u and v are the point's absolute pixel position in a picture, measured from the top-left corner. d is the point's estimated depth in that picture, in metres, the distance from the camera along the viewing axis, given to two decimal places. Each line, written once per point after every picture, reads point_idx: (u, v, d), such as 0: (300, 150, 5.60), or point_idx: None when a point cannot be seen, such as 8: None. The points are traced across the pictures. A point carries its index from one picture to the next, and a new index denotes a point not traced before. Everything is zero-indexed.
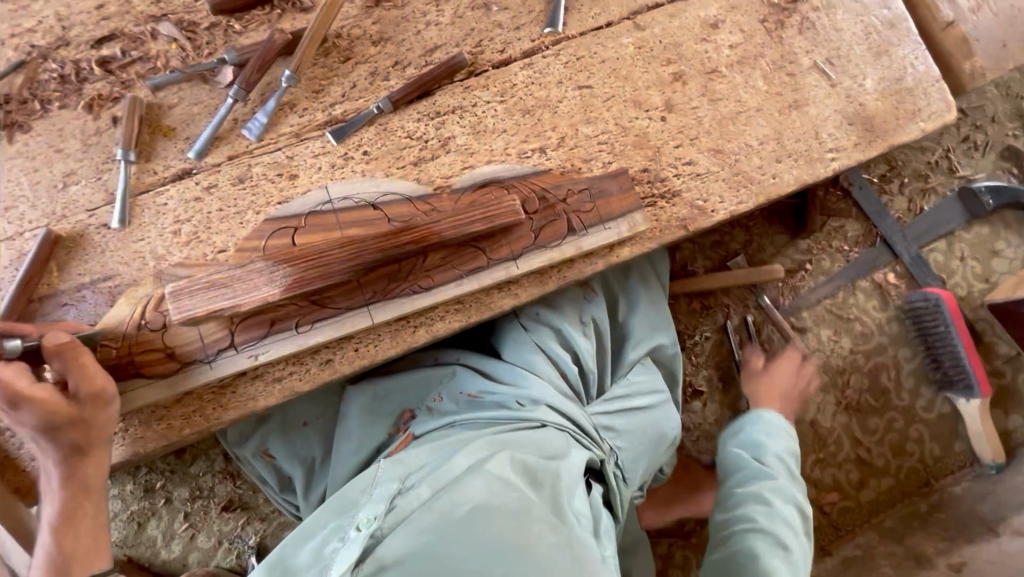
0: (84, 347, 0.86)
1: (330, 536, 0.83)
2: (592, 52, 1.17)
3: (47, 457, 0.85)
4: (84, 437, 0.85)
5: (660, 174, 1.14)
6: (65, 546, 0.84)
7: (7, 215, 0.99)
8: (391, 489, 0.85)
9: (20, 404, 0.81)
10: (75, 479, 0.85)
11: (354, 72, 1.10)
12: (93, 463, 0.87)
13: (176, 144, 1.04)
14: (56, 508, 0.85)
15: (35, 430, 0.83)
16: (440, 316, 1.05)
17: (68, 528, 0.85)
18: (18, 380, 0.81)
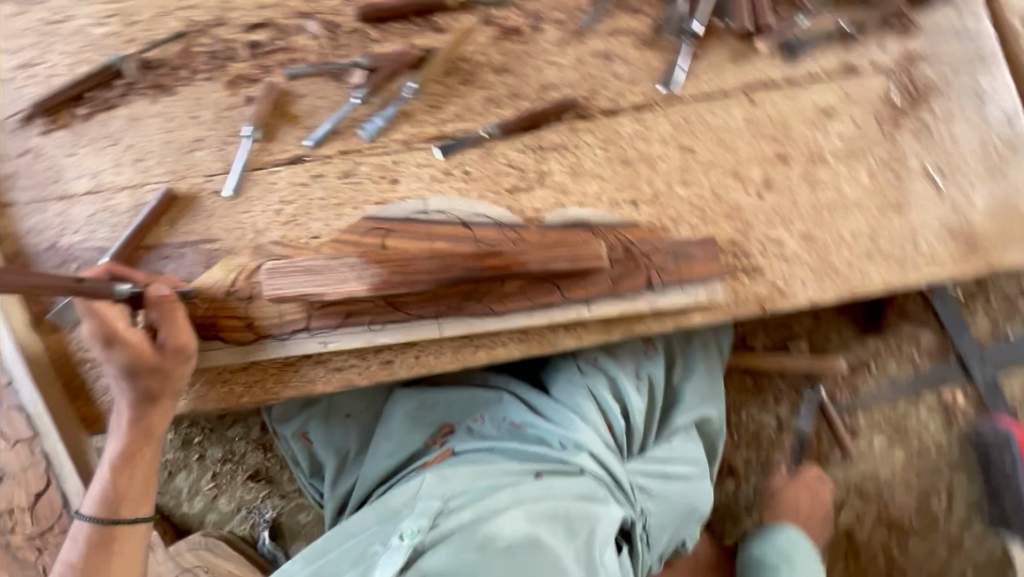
0: (180, 303, 0.92)
1: (376, 539, 0.95)
2: (701, 117, 1.19)
3: (123, 397, 0.91)
4: (159, 387, 0.90)
5: (745, 248, 1.14)
6: (121, 483, 0.90)
7: (137, 166, 1.08)
8: (434, 506, 0.96)
9: (114, 344, 0.87)
10: (143, 424, 0.91)
11: (471, 95, 1.15)
12: (160, 412, 0.92)
13: (297, 130, 1.11)
14: (119, 447, 0.91)
15: (119, 369, 0.89)
16: (503, 342, 1.06)
17: (127, 467, 0.90)
18: (117, 321, 0.87)
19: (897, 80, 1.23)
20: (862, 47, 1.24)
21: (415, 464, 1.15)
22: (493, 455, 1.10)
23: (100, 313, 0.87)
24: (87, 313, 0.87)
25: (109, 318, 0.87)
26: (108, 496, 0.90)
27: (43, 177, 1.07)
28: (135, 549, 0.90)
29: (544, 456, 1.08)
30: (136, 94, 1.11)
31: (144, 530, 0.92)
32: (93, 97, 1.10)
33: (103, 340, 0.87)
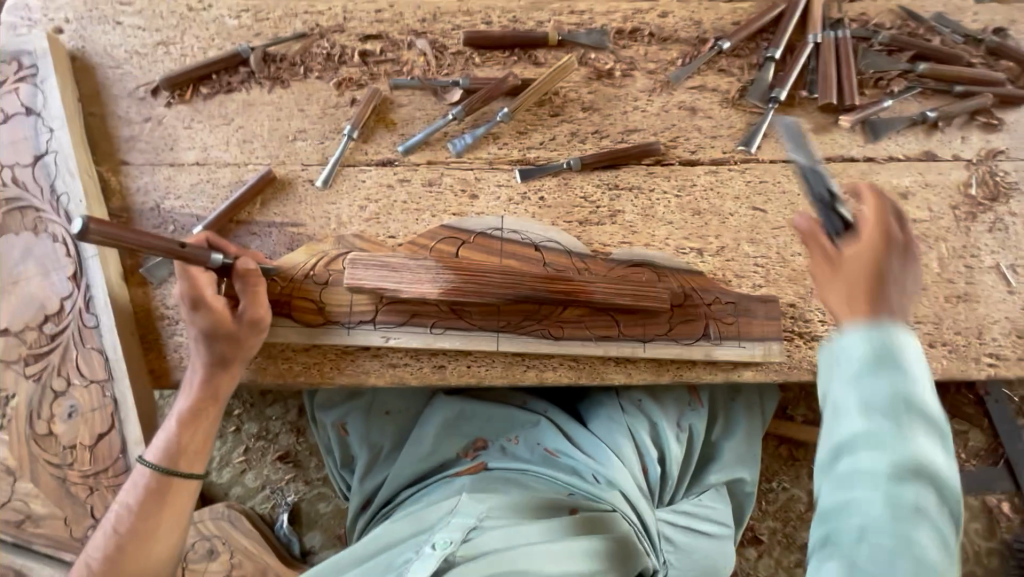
0: (264, 279, 0.98)
1: (406, 549, 0.94)
2: (776, 180, 1.21)
3: (197, 358, 0.97)
4: (232, 352, 0.96)
5: (805, 314, 1.14)
6: (181, 439, 0.94)
7: (242, 146, 1.16)
8: (470, 522, 0.95)
9: (200, 308, 0.93)
10: (211, 385, 0.97)
11: (558, 127, 1.21)
12: (228, 377, 0.98)
13: (392, 136, 1.19)
14: (187, 404, 0.96)
15: (200, 332, 0.94)
16: (552, 366, 1.08)
17: (191, 425, 0.95)
18: (206, 286, 0.93)
19: (978, 172, 1.24)
20: (945, 136, 1.26)
21: (444, 472, 1.16)
22: (524, 478, 1.11)
23: (191, 276, 0.92)
24: (180, 275, 0.93)
25: (199, 283, 0.93)
26: (169, 449, 0.93)
27: (158, 143, 1.16)
28: (183, 506, 0.93)
29: (576, 486, 1.08)
30: (254, 82, 1.20)
31: (193, 489, 0.95)
32: (216, 79, 1.20)
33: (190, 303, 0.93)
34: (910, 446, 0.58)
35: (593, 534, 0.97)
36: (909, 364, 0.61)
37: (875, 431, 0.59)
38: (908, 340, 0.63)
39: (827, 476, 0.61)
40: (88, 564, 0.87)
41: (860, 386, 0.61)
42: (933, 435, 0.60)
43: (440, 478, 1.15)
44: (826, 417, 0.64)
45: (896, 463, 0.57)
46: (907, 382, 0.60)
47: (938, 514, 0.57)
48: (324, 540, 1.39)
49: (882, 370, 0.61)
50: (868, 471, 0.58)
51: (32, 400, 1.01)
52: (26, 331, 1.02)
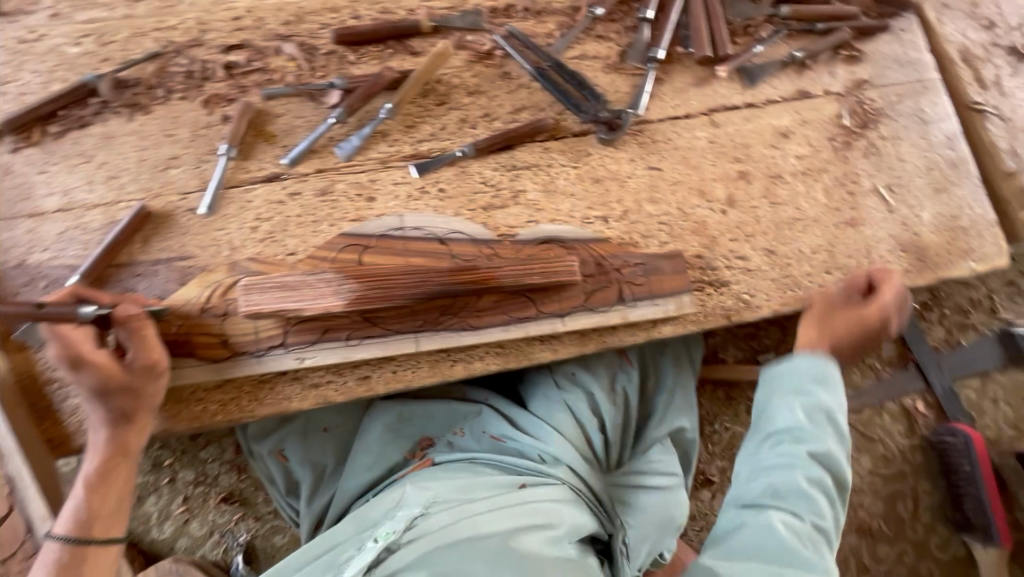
0: (151, 323, 0.93)
1: (349, 544, 0.95)
2: (667, 137, 1.24)
3: (95, 418, 0.91)
4: (132, 405, 0.91)
5: (711, 262, 1.19)
6: (94, 505, 0.89)
7: (110, 183, 1.08)
8: (414, 511, 0.97)
9: (82, 366, 0.86)
10: (117, 442, 0.91)
11: (447, 116, 1.19)
12: (135, 430, 0.92)
13: (273, 149, 1.13)
14: (93, 466, 0.90)
15: (90, 390, 0.88)
16: (479, 356, 1.08)
17: (101, 488, 0.89)
18: (86, 343, 0.87)
19: (847, 103, 1.31)
20: (814, 73, 1.32)
21: (393, 477, 1.15)
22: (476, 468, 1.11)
23: (65, 336, 0.86)
24: (52, 335, 0.87)
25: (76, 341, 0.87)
26: (80, 519, 0.88)
27: (11, 195, 1.06)
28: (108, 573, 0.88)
29: (526, 468, 1.10)
30: (110, 113, 1.11)
31: (116, 554, 0.90)
32: (65, 114, 1.10)
33: (69, 363, 0.87)
34: (821, 439, 0.95)
35: (538, 501, 1.01)
36: (823, 389, 1.00)
37: (799, 428, 0.97)
38: (793, 368, 1.02)
39: (763, 452, 0.98)
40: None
41: (800, 408, 0.98)
42: (840, 421, 0.98)
43: (389, 482, 1.13)
44: (765, 423, 1.01)
45: (808, 439, 0.96)
46: (832, 401, 0.99)
47: (828, 484, 0.93)
48: None
49: (815, 403, 0.99)
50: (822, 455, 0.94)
51: None
52: None
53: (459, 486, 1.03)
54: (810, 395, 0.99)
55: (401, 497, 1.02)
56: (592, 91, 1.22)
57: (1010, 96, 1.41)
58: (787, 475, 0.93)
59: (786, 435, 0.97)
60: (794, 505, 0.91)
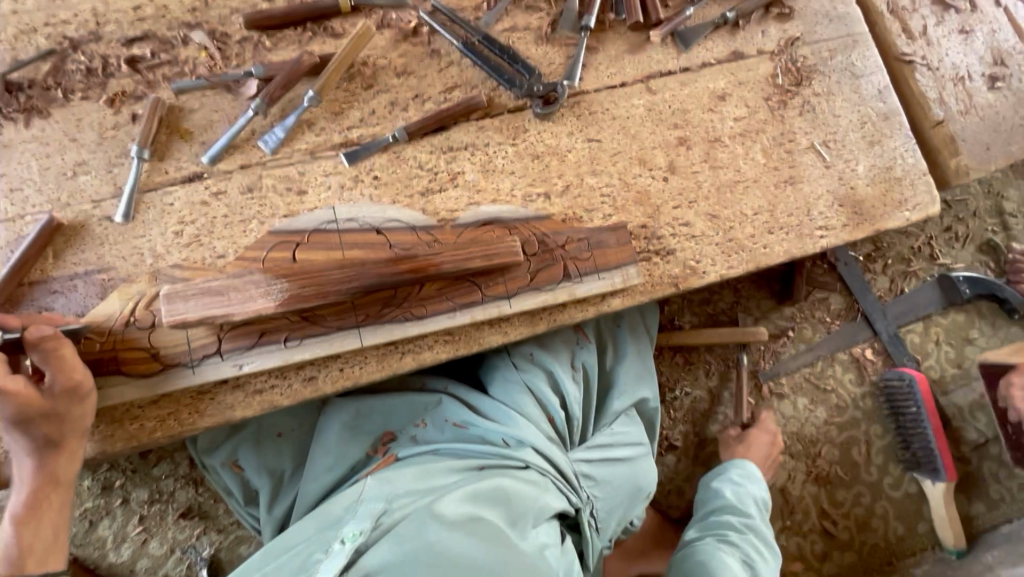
0: (69, 342, 0.86)
1: (313, 547, 0.90)
2: (605, 107, 1.22)
3: (19, 448, 0.86)
4: (57, 431, 0.85)
5: (656, 231, 1.19)
6: (25, 540, 0.85)
7: (13, 196, 1.00)
8: (378, 508, 0.95)
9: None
10: (43, 472, 0.86)
11: (375, 99, 1.14)
12: (65, 458, 0.87)
13: (191, 147, 1.06)
14: (19, 500, 0.86)
15: (6, 420, 0.83)
16: (428, 346, 1.06)
17: (31, 521, 0.86)
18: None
19: (781, 62, 1.31)
20: (747, 33, 1.32)
21: (356, 476, 1.13)
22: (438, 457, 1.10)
23: None
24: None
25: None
26: (9, 556, 0.83)
27: None
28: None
29: (487, 454, 1.10)
30: (4, 120, 1.03)
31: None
32: None
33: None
34: (742, 500, 1.29)
35: (500, 482, 1.02)
36: (755, 492, 1.32)
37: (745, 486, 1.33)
38: (734, 469, 1.38)
39: (703, 530, 1.24)
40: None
41: (736, 495, 1.31)
42: (763, 500, 1.31)
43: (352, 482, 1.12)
44: (714, 495, 1.33)
45: (746, 501, 1.28)
46: (757, 488, 1.33)
47: (756, 546, 1.18)
48: None
49: (749, 497, 1.30)
50: (749, 519, 1.24)
51: None
52: None
53: (420, 477, 1.02)
54: (741, 486, 1.32)
55: (361, 495, 0.99)
56: (525, 65, 1.18)
57: (937, 46, 1.44)
58: (718, 530, 1.21)
59: (726, 513, 1.27)
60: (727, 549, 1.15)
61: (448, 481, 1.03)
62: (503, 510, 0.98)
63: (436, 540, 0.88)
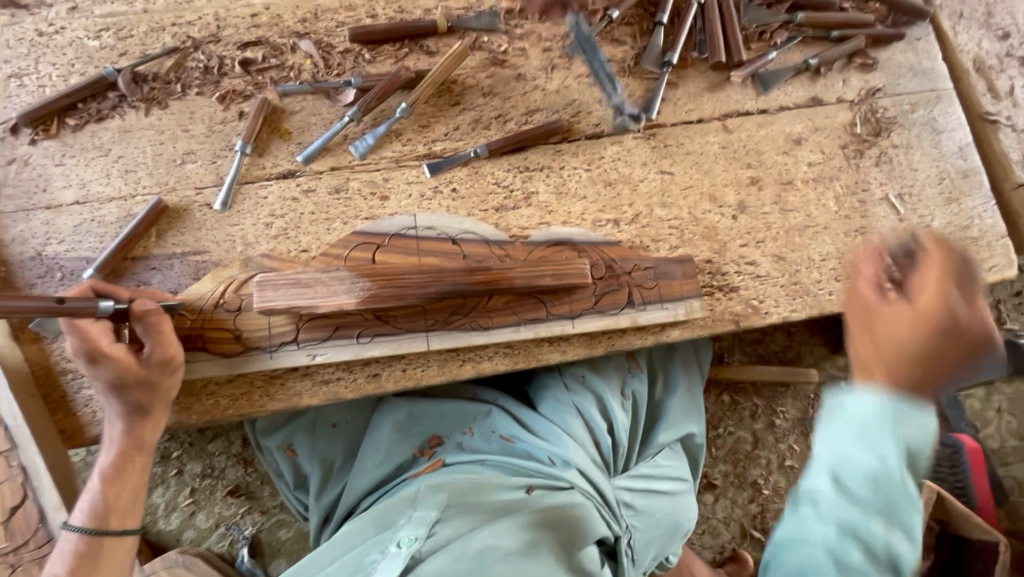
0: (167, 317, 0.93)
1: (367, 551, 0.93)
2: (679, 142, 1.25)
3: (113, 411, 0.93)
4: (149, 399, 0.92)
5: (721, 268, 1.20)
6: (109, 497, 0.91)
7: (126, 177, 1.08)
8: (430, 517, 0.95)
9: (98, 360, 0.88)
10: (131, 436, 0.93)
11: (461, 116, 1.20)
12: (150, 424, 0.94)
13: (288, 146, 1.14)
14: (108, 459, 0.93)
15: (106, 384, 0.90)
16: (488, 356, 1.09)
17: (116, 480, 0.92)
18: (102, 338, 0.88)
19: (860, 112, 1.31)
20: (828, 80, 1.32)
21: (404, 475, 1.15)
22: (486, 467, 1.12)
23: (84, 331, 0.87)
24: (70, 329, 0.88)
25: (91, 335, 0.88)
26: (96, 510, 0.91)
27: (28, 187, 1.07)
28: (122, 562, 0.92)
29: (534, 469, 1.11)
30: (127, 107, 1.12)
31: (130, 544, 0.93)
32: (82, 107, 1.11)
33: (86, 357, 0.88)
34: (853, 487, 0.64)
35: (548, 505, 1.02)
36: (852, 449, 0.64)
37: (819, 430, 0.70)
38: (844, 410, 0.67)
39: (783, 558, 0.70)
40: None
41: (867, 468, 0.63)
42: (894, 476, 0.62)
43: (399, 482, 1.13)
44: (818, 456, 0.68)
45: (858, 468, 0.64)
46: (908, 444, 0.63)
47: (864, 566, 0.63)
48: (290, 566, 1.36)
49: (870, 470, 0.63)
50: (907, 508, 0.63)
51: None
52: None
53: (469, 487, 1.03)
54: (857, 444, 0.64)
55: (413, 500, 1.01)
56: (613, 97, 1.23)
57: None
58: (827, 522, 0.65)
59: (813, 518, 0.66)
60: None
61: (498, 496, 1.03)
62: (553, 534, 0.98)
63: (486, 564, 0.89)
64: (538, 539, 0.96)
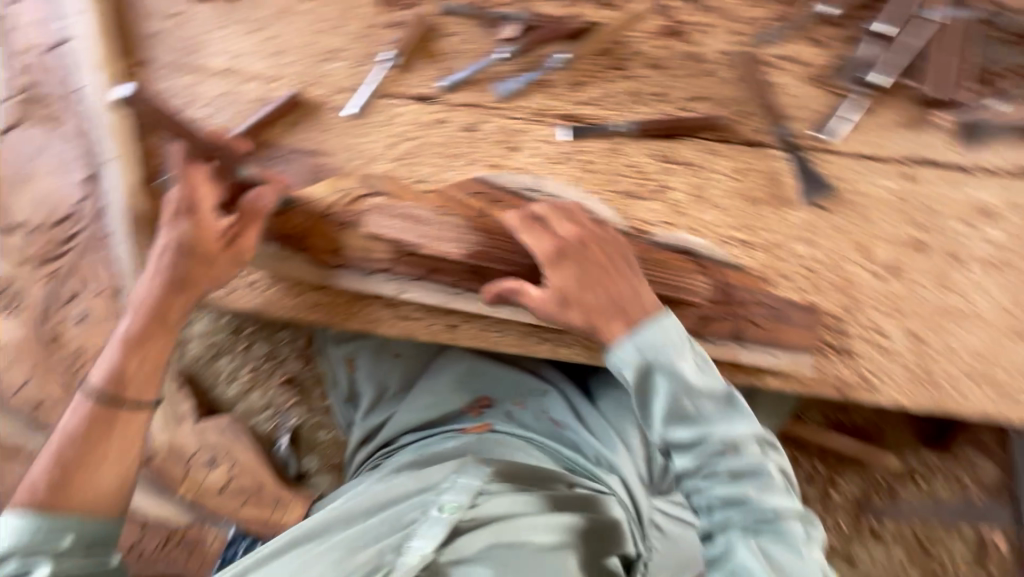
0: (257, 218, 0.94)
1: (413, 509, 0.91)
2: (847, 177, 1.10)
3: (160, 273, 0.91)
4: (200, 278, 0.92)
5: (845, 328, 1.06)
6: (129, 364, 0.88)
7: (274, 58, 1.07)
8: (476, 486, 0.92)
9: (182, 215, 0.89)
10: (159, 308, 0.91)
11: (617, 83, 1.10)
12: (184, 303, 0.93)
13: (434, 70, 1.08)
14: (135, 323, 0.90)
15: (174, 242, 0.90)
16: (566, 344, 1.04)
17: (136, 349, 0.90)
18: (203, 196, 0.90)
19: None
20: None
21: (449, 425, 1.17)
22: (531, 448, 1.11)
23: (196, 185, 0.89)
24: (180, 176, 0.90)
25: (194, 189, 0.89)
26: (116, 374, 0.88)
27: (182, 43, 1.07)
28: (137, 431, 0.88)
29: (574, 463, 1.11)
30: None
31: (144, 419, 0.89)
32: None
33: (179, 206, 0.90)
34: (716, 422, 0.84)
35: (595, 509, 0.97)
36: (668, 411, 0.85)
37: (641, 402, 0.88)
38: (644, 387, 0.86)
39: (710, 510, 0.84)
40: (33, 491, 0.80)
41: (688, 414, 0.85)
42: (713, 393, 0.85)
43: (444, 432, 1.15)
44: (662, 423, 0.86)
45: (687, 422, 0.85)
46: (714, 380, 0.86)
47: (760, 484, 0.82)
48: (321, 465, 1.42)
49: (681, 413, 0.85)
50: (731, 405, 0.86)
51: (43, 302, 1.00)
52: (40, 229, 0.99)
53: (517, 468, 0.98)
54: (693, 368, 0.86)
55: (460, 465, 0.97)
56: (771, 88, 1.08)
57: None
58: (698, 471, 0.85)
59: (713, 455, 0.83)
60: (741, 511, 0.82)
61: (539, 484, 0.98)
62: (591, 542, 0.93)
63: (528, 549, 0.88)
64: (579, 542, 0.91)
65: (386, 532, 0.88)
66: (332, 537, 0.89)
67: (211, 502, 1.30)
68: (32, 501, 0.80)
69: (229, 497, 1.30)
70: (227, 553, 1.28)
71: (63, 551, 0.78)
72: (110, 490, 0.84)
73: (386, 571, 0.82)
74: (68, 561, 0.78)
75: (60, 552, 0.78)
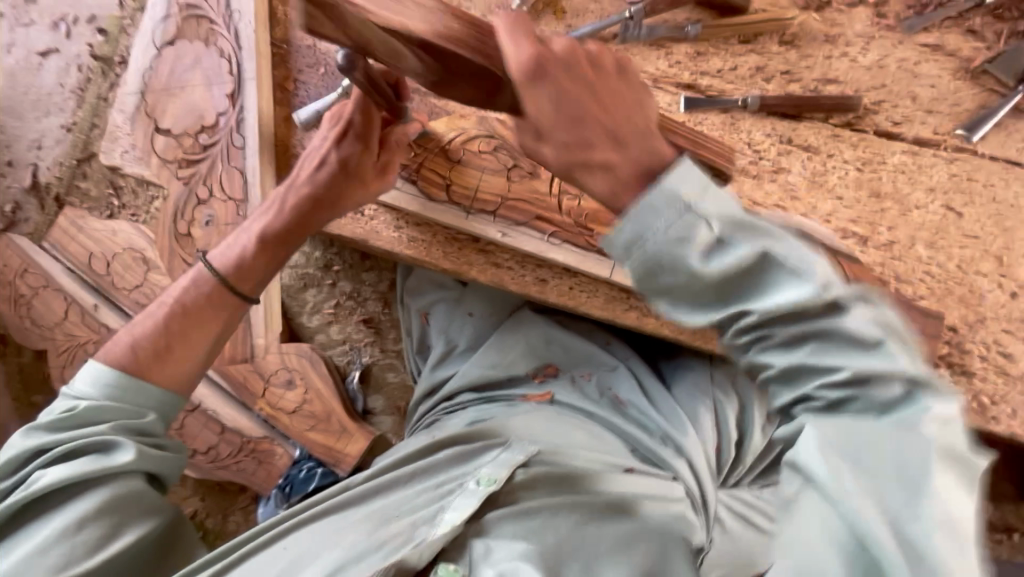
0: (400, 151, 1.00)
1: (450, 481, 0.84)
2: (988, 182, 1.00)
3: (308, 183, 0.97)
4: (341, 193, 0.97)
5: (963, 344, 0.98)
6: (252, 257, 0.95)
7: None
8: (518, 458, 0.84)
9: (351, 137, 0.95)
10: (303, 215, 0.97)
11: (745, 58, 1.05)
12: (325, 211, 0.98)
13: (558, 25, 1.08)
14: (267, 230, 0.97)
15: (337, 159, 0.95)
16: (656, 315, 1.02)
17: (271, 246, 0.96)
18: (374, 123, 0.96)
19: None
20: None
21: (511, 387, 1.12)
22: (591, 423, 1.02)
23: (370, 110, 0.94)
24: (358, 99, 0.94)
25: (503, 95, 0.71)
26: (240, 264, 0.95)
27: None
28: (228, 320, 0.94)
29: (640, 444, 1.00)
30: None
31: (240, 310, 0.96)
32: None
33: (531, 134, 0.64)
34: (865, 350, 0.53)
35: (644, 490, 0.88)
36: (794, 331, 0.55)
37: (732, 246, 0.56)
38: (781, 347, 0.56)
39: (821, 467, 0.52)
40: (131, 351, 0.86)
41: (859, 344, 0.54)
42: (926, 375, 0.53)
43: (508, 394, 1.11)
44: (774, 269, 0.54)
45: (761, 337, 0.57)
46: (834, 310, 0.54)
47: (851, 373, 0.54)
48: (386, 405, 1.49)
49: (800, 335, 0.55)
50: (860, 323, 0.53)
51: (178, 200, 1.11)
52: (184, 136, 1.10)
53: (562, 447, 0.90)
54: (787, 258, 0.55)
55: (505, 443, 0.90)
56: (907, 82, 1.03)
57: None
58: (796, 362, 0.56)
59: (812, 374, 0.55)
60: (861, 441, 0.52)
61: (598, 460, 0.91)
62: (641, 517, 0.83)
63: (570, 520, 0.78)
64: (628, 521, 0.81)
65: (423, 504, 0.81)
66: (373, 507, 0.83)
67: (284, 421, 1.37)
68: (130, 358, 0.85)
69: (299, 420, 1.37)
70: (292, 470, 1.36)
71: (143, 432, 0.83)
72: (191, 369, 0.90)
73: (416, 544, 0.73)
74: (144, 451, 0.81)
75: (137, 432, 0.82)
